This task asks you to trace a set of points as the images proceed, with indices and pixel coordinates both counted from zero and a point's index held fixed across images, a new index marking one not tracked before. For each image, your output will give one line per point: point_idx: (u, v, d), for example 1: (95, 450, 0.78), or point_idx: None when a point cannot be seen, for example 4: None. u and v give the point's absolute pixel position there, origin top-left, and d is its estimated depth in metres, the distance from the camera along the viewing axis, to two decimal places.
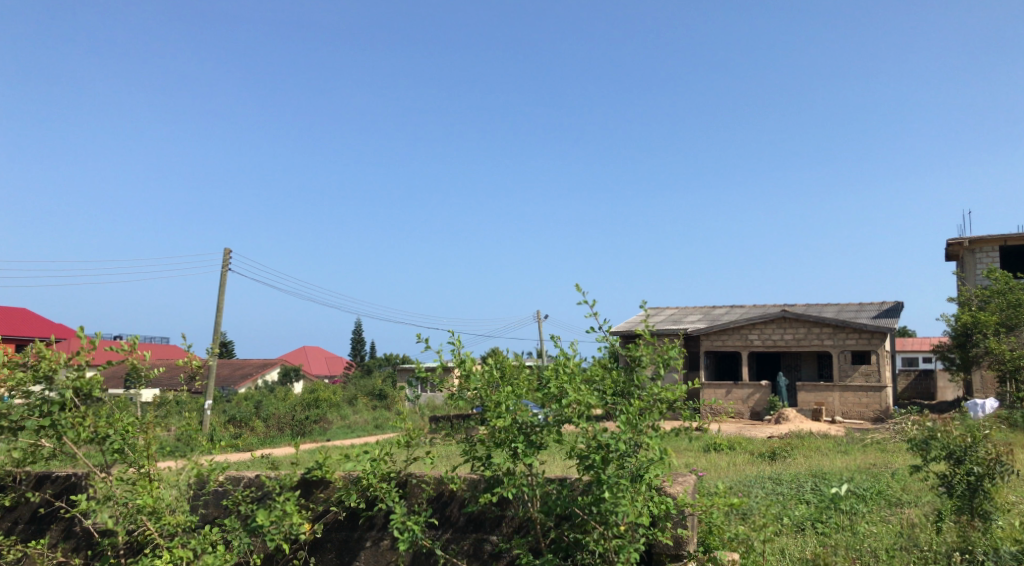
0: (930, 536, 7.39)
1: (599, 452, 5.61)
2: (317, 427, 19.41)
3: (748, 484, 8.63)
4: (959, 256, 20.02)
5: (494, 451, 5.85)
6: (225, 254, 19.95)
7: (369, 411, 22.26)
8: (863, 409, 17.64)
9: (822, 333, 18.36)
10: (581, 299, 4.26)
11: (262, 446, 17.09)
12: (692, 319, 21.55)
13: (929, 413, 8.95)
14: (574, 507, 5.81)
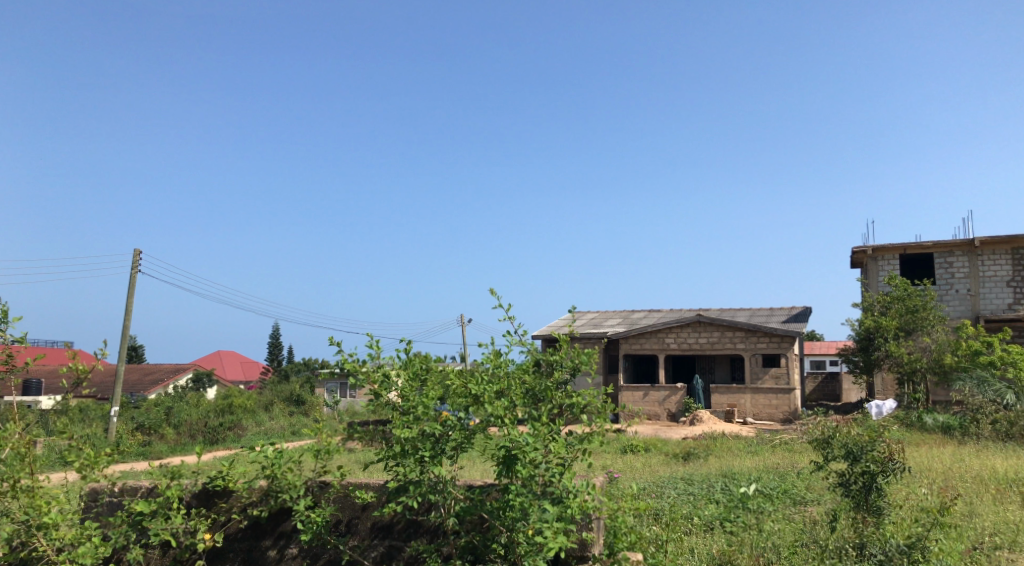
0: (830, 533, 7.71)
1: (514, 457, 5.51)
2: (230, 435, 19.05)
3: (661, 486, 8.83)
4: (862, 263, 20.90)
5: (404, 458, 5.67)
6: (134, 256, 19.22)
7: (286, 417, 21.91)
8: (773, 411, 18.20)
9: (735, 336, 18.92)
10: (497, 304, 4.30)
11: (169, 455, 16.69)
12: (612, 322, 21.85)
13: (833, 414, 9.31)
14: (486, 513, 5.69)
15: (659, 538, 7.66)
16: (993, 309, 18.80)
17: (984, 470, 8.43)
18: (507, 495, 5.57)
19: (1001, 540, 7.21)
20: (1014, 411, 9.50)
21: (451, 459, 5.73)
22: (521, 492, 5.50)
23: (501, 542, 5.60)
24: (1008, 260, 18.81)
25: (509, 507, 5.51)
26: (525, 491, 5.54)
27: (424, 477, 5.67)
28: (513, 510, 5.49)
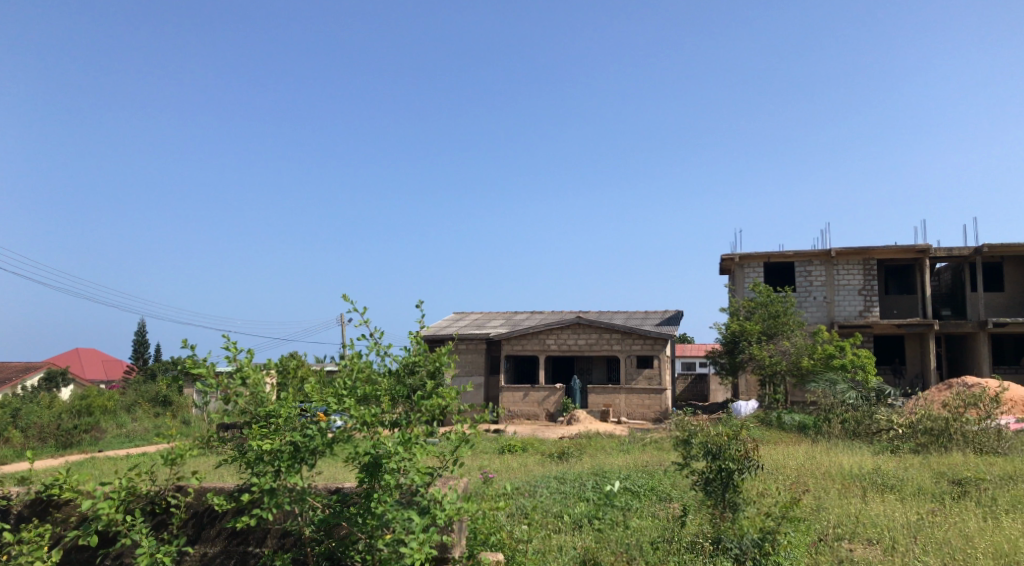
0: (688, 528, 8.09)
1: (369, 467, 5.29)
2: (87, 438, 18.20)
3: (534, 485, 9.02)
4: (730, 271, 21.83)
5: (259, 468, 5.37)
6: None
7: (150, 420, 21.07)
8: (645, 410, 18.89)
9: (611, 338, 19.47)
10: (351, 307, 4.25)
11: (13, 462, 15.68)
12: (494, 323, 22.05)
13: (699, 414, 9.72)
14: (344, 522, 5.45)
15: (523, 532, 7.78)
16: (846, 315, 20.11)
17: (833, 466, 9.03)
18: (365, 502, 5.38)
19: (843, 531, 7.76)
20: (860, 410, 10.30)
21: (311, 467, 5.47)
22: (379, 501, 5.32)
23: (360, 551, 5.38)
24: (859, 270, 20.17)
25: (367, 514, 5.33)
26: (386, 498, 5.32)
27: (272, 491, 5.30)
28: (371, 517, 5.29)
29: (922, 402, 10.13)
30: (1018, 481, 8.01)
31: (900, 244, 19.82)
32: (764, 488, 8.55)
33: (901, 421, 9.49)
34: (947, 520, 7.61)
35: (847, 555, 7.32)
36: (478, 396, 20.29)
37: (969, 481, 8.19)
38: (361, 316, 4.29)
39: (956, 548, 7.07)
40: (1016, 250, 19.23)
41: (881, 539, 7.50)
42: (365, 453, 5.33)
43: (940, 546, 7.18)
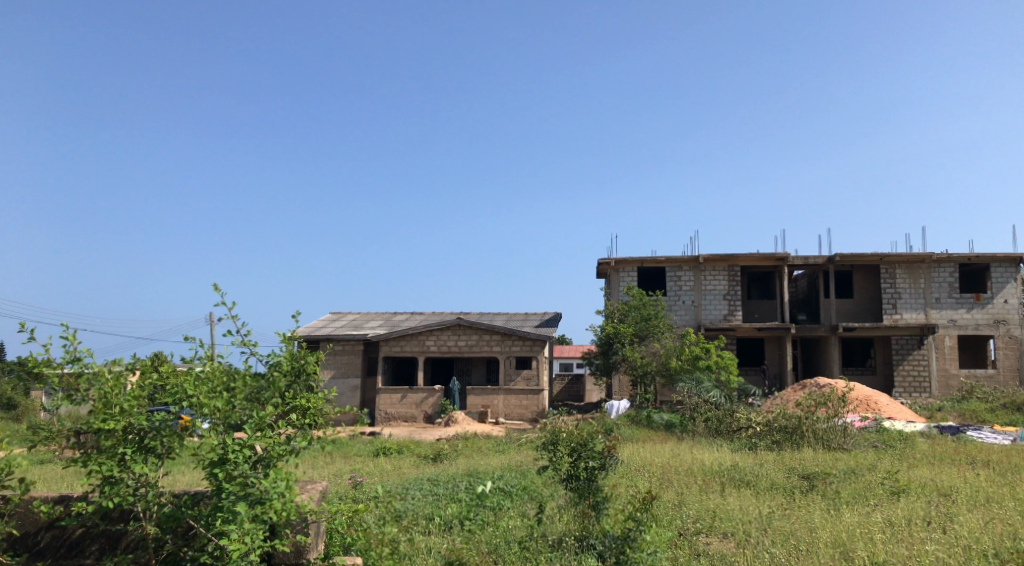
0: (541, 525, 8.25)
1: (222, 465, 5.04)
2: None
3: (407, 487, 8.98)
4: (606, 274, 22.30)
5: (96, 459, 4.88)
6: None
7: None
8: (522, 411, 19.12)
9: (491, 340, 19.63)
10: (220, 302, 4.29)
11: None
12: (372, 323, 21.76)
13: (573, 414, 9.93)
14: (192, 520, 5.13)
15: (389, 532, 7.72)
16: (712, 319, 21.04)
17: (695, 463, 9.43)
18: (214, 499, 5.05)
19: (701, 525, 8.08)
20: (721, 409, 10.83)
21: (158, 465, 5.10)
22: (228, 499, 4.99)
23: (210, 553, 5.06)
24: (724, 276, 21.14)
25: (216, 513, 4.99)
26: (232, 493, 5.01)
27: (114, 484, 4.93)
28: (219, 517, 4.96)
29: (777, 402, 10.78)
30: (859, 474, 8.63)
31: (762, 252, 20.86)
32: (622, 484, 8.83)
33: (759, 420, 10.04)
34: (795, 513, 8.07)
35: (704, 548, 7.63)
36: (354, 399, 19.94)
37: (816, 475, 8.74)
38: (230, 313, 4.35)
39: (801, 539, 7.51)
40: (865, 259, 20.62)
41: (735, 532, 7.87)
42: (209, 451, 5.03)
43: (787, 537, 7.60)
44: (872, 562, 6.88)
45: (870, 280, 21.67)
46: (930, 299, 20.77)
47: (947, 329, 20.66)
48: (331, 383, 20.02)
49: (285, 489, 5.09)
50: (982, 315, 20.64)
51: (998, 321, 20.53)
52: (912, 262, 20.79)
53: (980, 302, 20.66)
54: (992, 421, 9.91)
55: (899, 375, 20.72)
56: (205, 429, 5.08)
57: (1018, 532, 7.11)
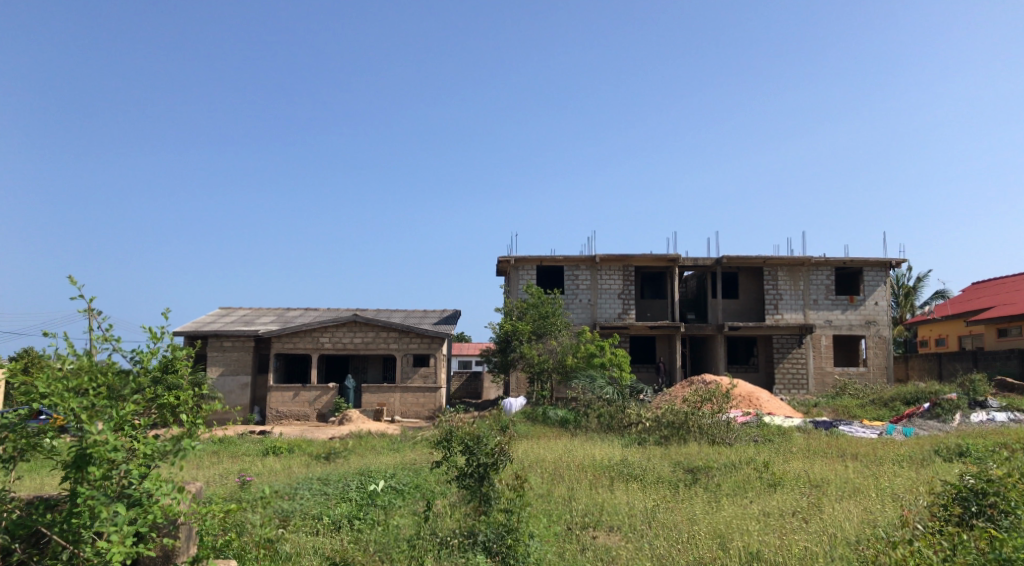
0: (428, 523, 8.19)
1: (94, 464, 4.57)
2: None
3: (296, 487, 8.76)
4: (505, 272, 22.37)
5: None
6: None
7: None
8: (418, 409, 19.13)
9: (388, 337, 19.46)
10: (79, 295, 4.03)
11: None
12: (264, 319, 21.14)
13: (470, 412, 9.92)
14: (44, 527, 4.72)
15: (269, 533, 7.51)
16: (607, 317, 21.51)
17: (585, 458, 9.62)
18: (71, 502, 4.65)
19: (589, 519, 8.22)
20: (614, 405, 11.13)
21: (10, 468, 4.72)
22: (89, 500, 4.59)
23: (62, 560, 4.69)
24: (619, 275, 21.66)
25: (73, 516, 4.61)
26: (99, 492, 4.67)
27: None
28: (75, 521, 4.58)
29: (666, 398, 11.18)
30: (739, 468, 9.00)
31: (655, 253, 21.46)
32: (512, 480, 8.91)
33: (648, 415, 10.38)
34: (678, 506, 8.33)
35: (590, 542, 7.75)
36: (243, 397, 19.35)
37: (700, 469, 9.06)
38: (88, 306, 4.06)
39: (682, 532, 7.74)
40: (750, 261, 21.55)
41: (622, 525, 8.06)
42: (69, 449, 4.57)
43: (669, 530, 7.82)
44: (747, 552, 7.17)
45: (753, 281, 22.66)
46: (809, 301, 21.90)
47: (823, 329, 21.84)
48: (218, 381, 19.35)
49: (160, 487, 4.81)
50: (855, 315, 21.91)
51: (869, 322, 21.84)
52: (793, 265, 21.86)
53: (854, 304, 21.93)
54: (861, 415, 10.55)
55: (779, 372, 21.75)
56: (69, 427, 4.62)
57: (878, 519, 7.56)
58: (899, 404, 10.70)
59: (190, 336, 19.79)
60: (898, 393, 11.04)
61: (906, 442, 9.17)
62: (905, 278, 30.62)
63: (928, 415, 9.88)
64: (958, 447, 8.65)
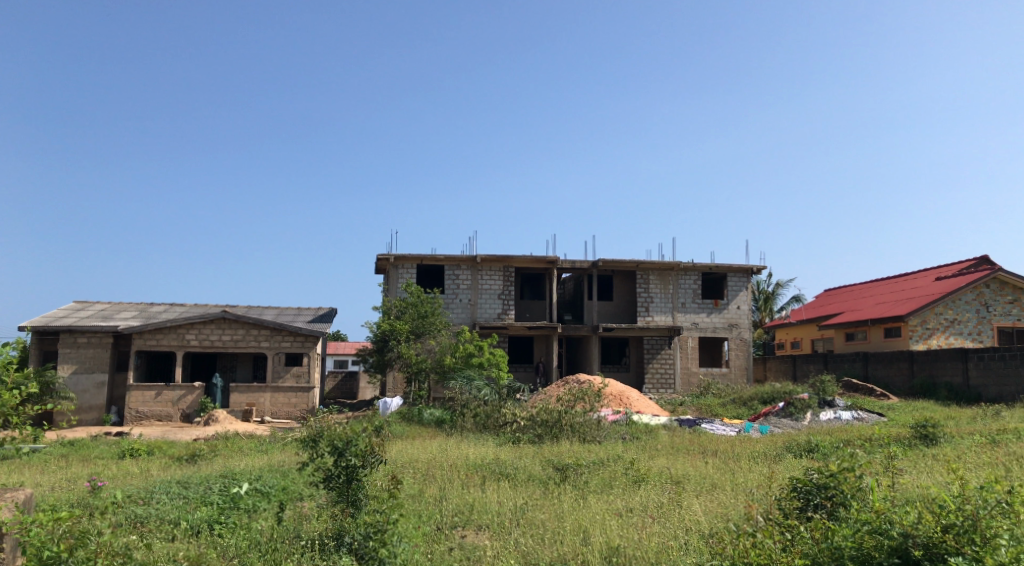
0: (292, 526, 7.96)
1: None
2: None
3: (151, 491, 8.36)
4: (385, 270, 22.09)
5: None
6: None
7: None
8: (290, 409, 18.69)
9: (259, 335, 18.92)
10: None
11: None
12: (125, 314, 20.09)
13: (344, 412, 9.76)
14: None
15: (120, 539, 7.06)
16: (487, 317, 21.69)
17: (459, 458, 9.66)
18: None
19: (459, 519, 8.23)
20: (490, 405, 11.31)
21: None
22: None
23: None
24: (499, 276, 21.89)
25: None
26: None
27: None
28: None
29: (542, 397, 11.47)
30: (605, 465, 9.28)
31: (534, 255, 21.78)
32: (384, 480, 8.81)
33: (523, 415, 10.55)
34: (546, 503, 8.48)
35: (458, 542, 7.75)
36: (99, 396, 18.31)
37: (569, 467, 9.29)
38: None
39: (547, 529, 7.87)
40: (624, 265, 22.26)
41: (490, 524, 8.11)
42: None
43: (536, 528, 7.93)
44: (608, 546, 7.36)
45: (628, 284, 23.40)
46: (677, 303, 22.84)
47: (690, 331, 22.84)
48: (71, 379, 18.21)
49: None
50: (719, 319, 23.06)
51: (732, 325, 23.02)
52: (663, 269, 22.74)
53: (718, 307, 23.07)
54: (722, 414, 11.08)
55: (649, 371, 22.55)
56: None
57: (730, 512, 7.91)
58: (756, 403, 11.30)
59: (40, 331, 18.58)
60: (756, 393, 11.65)
61: (762, 439, 9.72)
62: (766, 284, 32.50)
63: (782, 414, 10.50)
64: (807, 444, 9.21)
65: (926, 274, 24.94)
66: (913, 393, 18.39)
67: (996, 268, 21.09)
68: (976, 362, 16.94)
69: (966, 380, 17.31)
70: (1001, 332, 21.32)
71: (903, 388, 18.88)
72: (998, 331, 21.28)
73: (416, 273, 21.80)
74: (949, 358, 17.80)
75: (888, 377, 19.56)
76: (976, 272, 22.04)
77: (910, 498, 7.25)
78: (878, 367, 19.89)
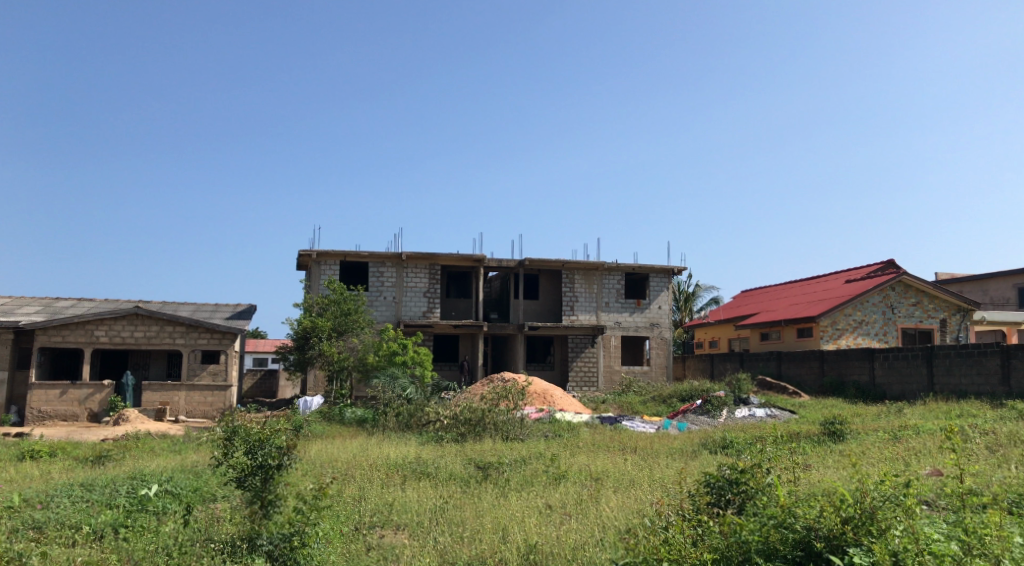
0: (206, 529, 7.73)
1: None
2: None
3: (52, 495, 7.99)
4: (307, 266, 21.70)
5: None
6: None
7: None
8: (206, 408, 18.16)
9: (174, 332, 18.34)
10: None
11: None
12: (27, 309, 19.15)
13: (263, 411, 9.56)
14: None
15: (13, 545, 6.70)
16: (411, 315, 21.57)
17: (380, 457, 9.59)
18: None
19: (377, 519, 8.14)
20: (413, 404, 11.28)
21: None
22: None
23: None
24: (425, 274, 21.79)
25: None
26: None
27: None
28: None
29: (465, 396, 11.49)
30: (527, 463, 9.36)
31: (460, 253, 21.74)
32: (302, 480, 8.66)
33: (447, 413, 10.57)
34: (466, 502, 8.47)
35: (377, 541, 7.67)
36: None
37: (491, 465, 9.31)
38: None
39: (466, 527, 7.86)
40: (549, 264, 22.46)
41: (409, 523, 8.05)
42: None
43: (456, 526, 7.91)
44: (526, 544, 7.38)
45: (554, 283, 23.64)
46: (601, 303, 23.18)
47: (613, 330, 23.19)
48: None
49: None
50: (641, 318, 23.48)
51: (653, 325, 23.49)
52: (588, 269, 23.04)
53: (640, 307, 23.50)
54: (642, 411, 11.32)
55: (573, 370, 22.78)
56: None
57: (645, 508, 8.05)
58: (675, 401, 11.58)
59: None
60: (676, 390, 11.95)
61: (679, 436, 9.96)
62: (684, 284, 33.40)
63: (700, 411, 10.79)
64: (722, 440, 9.48)
65: (837, 277, 26.01)
66: (822, 392, 19.13)
67: (901, 272, 22.12)
68: (881, 362, 17.72)
69: (872, 379, 18.11)
70: (905, 332, 22.41)
71: (813, 386, 19.63)
72: (902, 332, 22.35)
73: (339, 269, 21.51)
74: (856, 358, 18.58)
75: (799, 376, 20.32)
76: (883, 275, 23.06)
77: (813, 493, 7.55)
78: (791, 366, 20.63)
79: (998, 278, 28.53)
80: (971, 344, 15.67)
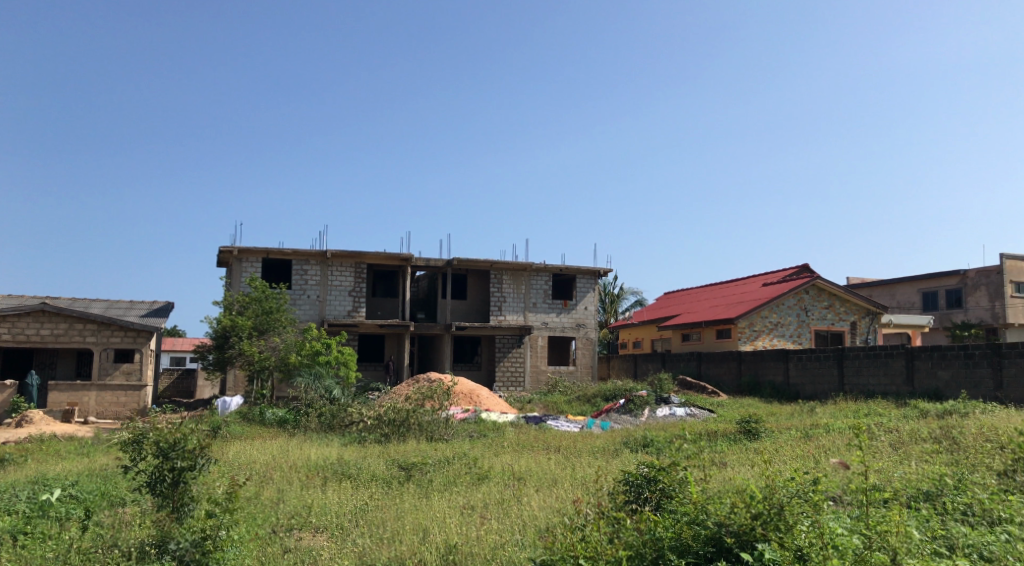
0: (112, 534, 7.43)
1: None
2: None
3: None
4: (228, 264, 21.19)
5: None
6: None
7: None
8: (118, 409, 17.49)
9: (84, 329, 17.70)
10: None
11: None
12: None
13: (179, 410, 9.31)
14: None
15: None
16: (336, 314, 21.30)
17: (301, 458, 9.46)
18: None
19: (296, 521, 7.98)
20: (336, 405, 11.18)
21: None
22: None
23: None
24: (351, 273, 21.53)
25: None
26: None
27: None
28: None
29: (390, 397, 11.44)
30: (450, 463, 9.36)
31: (387, 251, 21.58)
32: (215, 482, 8.43)
33: (370, 414, 10.50)
34: (386, 503, 8.40)
35: (295, 544, 7.53)
36: None
37: (414, 466, 9.28)
38: None
39: (387, 528, 7.80)
40: (477, 265, 22.49)
41: (329, 524, 7.93)
42: None
43: (376, 527, 7.85)
44: (446, 544, 7.37)
45: (482, 284, 23.76)
46: (529, 303, 23.34)
47: (540, 330, 23.39)
48: None
49: None
50: (568, 319, 23.76)
51: (579, 325, 23.81)
52: (516, 269, 23.16)
53: (567, 307, 23.77)
54: (567, 411, 11.46)
55: (500, 370, 22.91)
56: None
57: (565, 507, 8.13)
58: (599, 401, 11.76)
59: None
60: (600, 390, 12.15)
61: (601, 435, 10.12)
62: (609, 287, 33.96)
63: (623, 410, 10.98)
64: (642, 439, 9.68)
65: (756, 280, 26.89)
66: (739, 391, 19.72)
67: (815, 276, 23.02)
68: (795, 362, 18.39)
69: (786, 379, 18.77)
70: (819, 334, 23.30)
71: (731, 386, 20.21)
72: (815, 334, 23.24)
73: (261, 267, 21.07)
74: (772, 359, 19.24)
75: (718, 376, 20.91)
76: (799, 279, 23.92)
77: (723, 489, 7.78)
78: (710, 367, 21.22)
79: (904, 283, 29.93)
80: (877, 345, 16.41)
